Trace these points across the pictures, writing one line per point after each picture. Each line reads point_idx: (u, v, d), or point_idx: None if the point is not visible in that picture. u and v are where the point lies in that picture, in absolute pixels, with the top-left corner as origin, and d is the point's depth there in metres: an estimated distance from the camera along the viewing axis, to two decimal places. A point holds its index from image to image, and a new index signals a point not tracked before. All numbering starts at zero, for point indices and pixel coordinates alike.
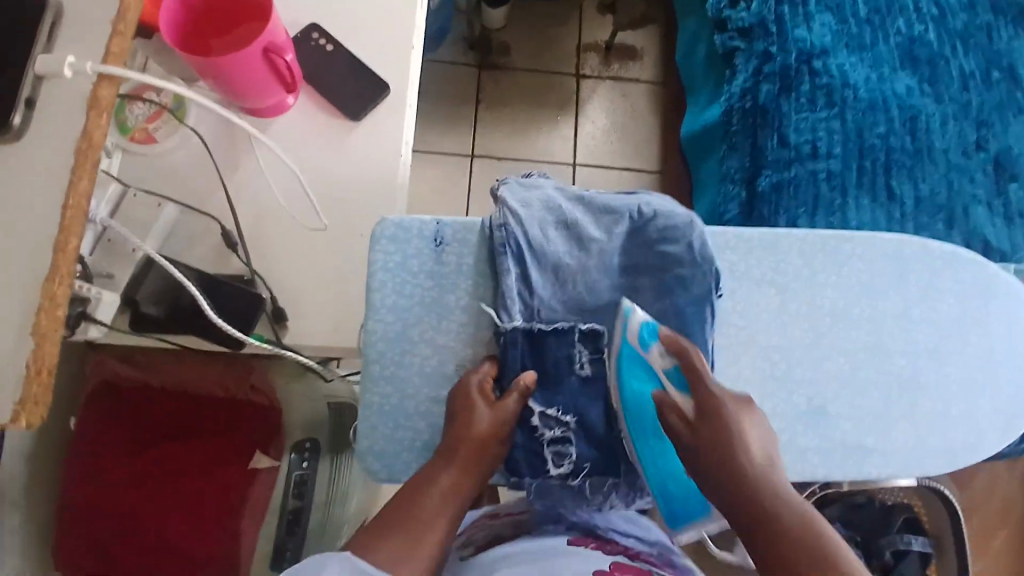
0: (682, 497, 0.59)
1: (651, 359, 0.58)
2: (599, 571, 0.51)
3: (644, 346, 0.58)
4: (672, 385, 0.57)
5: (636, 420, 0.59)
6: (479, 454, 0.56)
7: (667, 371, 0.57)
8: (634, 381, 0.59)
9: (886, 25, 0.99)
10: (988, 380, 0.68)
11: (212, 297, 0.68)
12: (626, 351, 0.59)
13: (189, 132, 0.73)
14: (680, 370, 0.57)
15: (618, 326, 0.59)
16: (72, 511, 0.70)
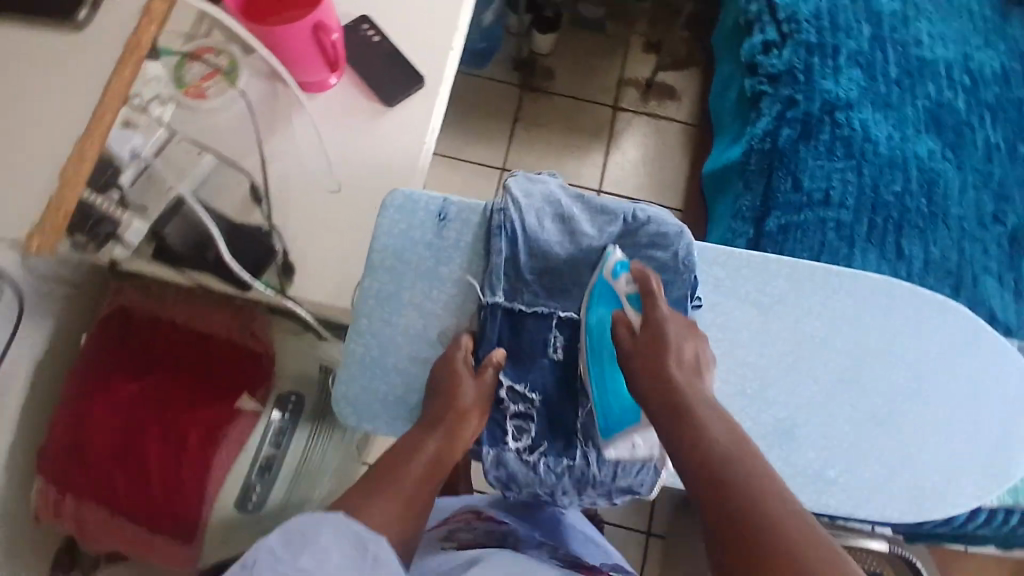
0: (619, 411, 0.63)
1: (617, 288, 0.64)
2: None
3: (615, 276, 0.64)
4: (630, 306, 0.63)
5: (593, 338, 0.64)
6: (450, 419, 0.59)
7: (629, 295, 0.63)
8: (599, 303, 0.64)
9: (915, 89, 1.02)
10: (967, 433, 0.69)
11: (229, 243, 0.76)
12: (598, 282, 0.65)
13: (236, 95, 0.80)
14: (640, 296, 0.62)
15: (596, 264, 0.66)
16: (69, 419, 0.77)
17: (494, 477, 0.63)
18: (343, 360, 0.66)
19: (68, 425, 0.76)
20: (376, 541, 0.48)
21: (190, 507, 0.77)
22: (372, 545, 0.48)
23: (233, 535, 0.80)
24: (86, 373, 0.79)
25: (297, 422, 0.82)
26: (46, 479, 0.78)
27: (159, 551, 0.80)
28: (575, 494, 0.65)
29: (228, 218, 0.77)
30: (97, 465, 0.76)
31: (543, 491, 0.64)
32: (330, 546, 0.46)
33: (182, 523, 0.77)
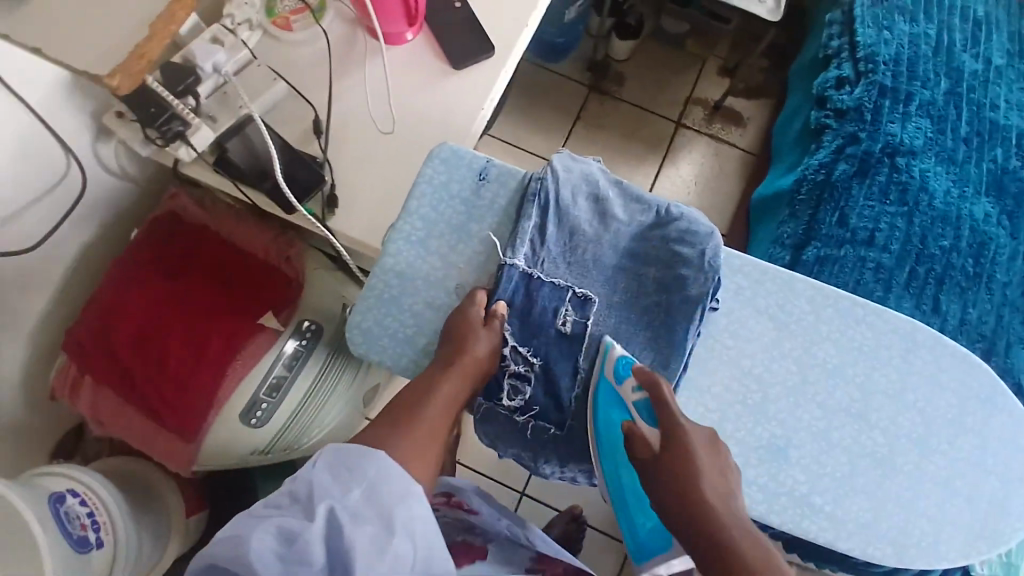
0: (652, 530, 0.66)
1: (623, 393, 0.63)
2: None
3: (619, 381, 0.63)
4: (641, 417, 0.62)
5: (608, 445, 0.64)
6: (451, 361, 0.62)
7: (638, 404, 0.62)
8: (609, 411, 0.64)
9: (982, 150, 0.99)
10: (965, 490, 0.67)
11: (284, 164, 0.79)
12: (600, 388, 0.64)
13: (319, 32, 0.85)
14: (648, 402, 0.62)
15: (598, 362, 0.65)
16: (106, 302, 0.82)
17: (480, 426, 0.68)
18: (363, 292, 0.68)
19: (105, 306, 0.82)
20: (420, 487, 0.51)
21: (198, 407, 0.80)
22: (416, 493, 0.50)
23: (232, 444, 0.84)
24: (132, 264, 0.84)
25: (311, 353, 0.86)
26: (70, 356, 0.82)
27: (157, 447, 0.84)
28: (558, 467, 0.67)
29: (287, 143, 0.80)
30: (123, 350, 0.80)
31: (527, 456, 0.67)
32: (376, 488, 0.50)
33: (186, 422, 0.81)
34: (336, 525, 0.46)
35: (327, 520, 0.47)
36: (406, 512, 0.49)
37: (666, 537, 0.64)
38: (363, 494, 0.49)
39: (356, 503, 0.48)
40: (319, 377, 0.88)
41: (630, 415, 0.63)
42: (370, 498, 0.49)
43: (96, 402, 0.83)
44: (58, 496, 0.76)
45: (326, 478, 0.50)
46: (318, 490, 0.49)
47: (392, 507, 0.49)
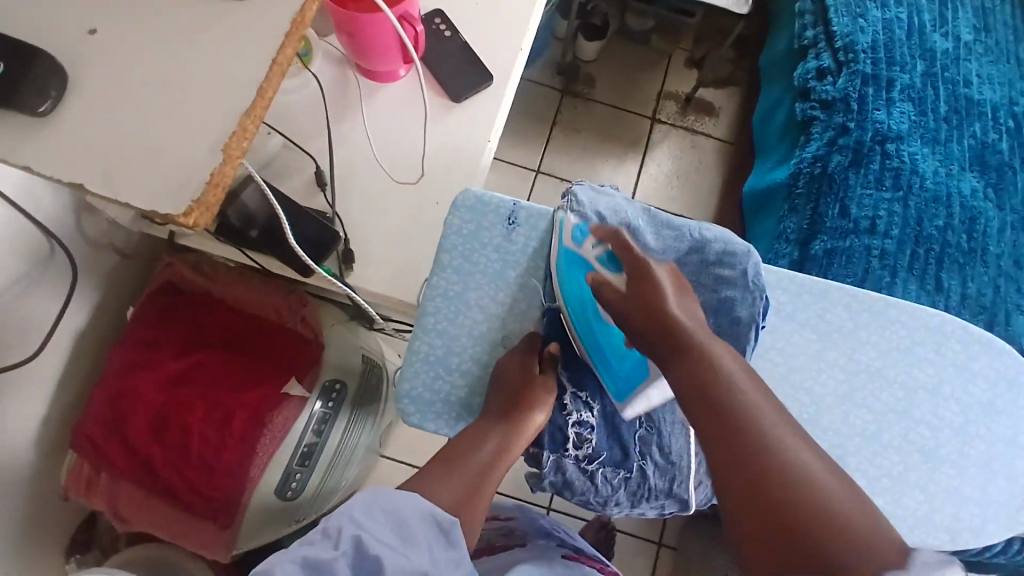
0: (632, 366, 0.63)
1: (584, 253, 0.65)
2: None
3: (578, 243, 0.65)
4: (602, 267, 0.62)
5: (578, 310, 0.65)
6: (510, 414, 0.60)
7: (599, 258, 0.63)
8: (573, 278, 0.65)
9: (961, 127, 1.03)
10: (1006, 470, 0.70)
11: (293, 223, 0.73)
12: (565, 251, 0.66)
13: (309, 78, 0.81)
14: (609, 254, 0.62)
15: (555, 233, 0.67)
16: (113, 392, 0.77)
17: (551, 482, 0.66)
18: (406, 355, 0.67)
19: (112, 399, 0.76)
20: (451, 524, 0.48)
21: (230, 493, 0.77)
22: (450, 533, 0.48)
23: (269, 521, 0.80)
24: (133, 349, 0.79)
25: (338, 413, 0.81)
26: (82, 454, 0.77)
27: (190, 538, 0.80)
28: (628, 506, 0.68)
29: (291, 198, 0.75)
30: (139, 443, 0.75)
31: (596, 500, 0.67)
32: (409, 527, 0.47)
33: (220, 508, 0.78)
34: (368, 555, 0.44)
35: (357, 553, 0.44)
36: (435, 551, 0.47)
37: (643, 362, 0.62)
38: (394, 533, 0.46)
39: (388, 538, 0.45)
40: (346, 435, 0.83)
41: (591, 268, 0.64)
42: (404, 535, 0.46)
43: (119, 499, 0.78)
44: None
45: (359, 509, 0.46)
46: (350, 521, 0.46)
47: (427, 543, 0.47)
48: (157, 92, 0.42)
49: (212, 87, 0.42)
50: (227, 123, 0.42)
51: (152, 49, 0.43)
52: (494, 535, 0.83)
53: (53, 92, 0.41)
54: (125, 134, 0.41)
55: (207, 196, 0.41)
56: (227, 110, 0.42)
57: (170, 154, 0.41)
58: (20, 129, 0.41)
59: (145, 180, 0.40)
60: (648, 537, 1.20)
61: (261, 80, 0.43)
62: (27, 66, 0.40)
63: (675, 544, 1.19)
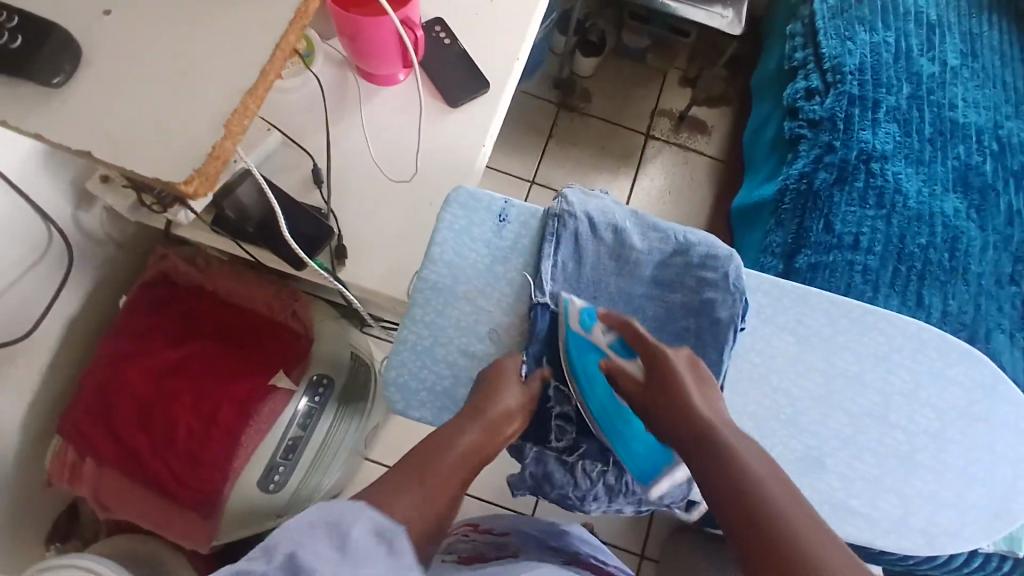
0: (649, 453, 0.65)
1: (594, 340, 0.65)
2: None
3: (586, 328, 0.65)
4: (616, 354, 0.65)
5: (593, 396, 0.65)
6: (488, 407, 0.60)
7: (611, 345, 0.65)
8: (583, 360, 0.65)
9: (945, 149, 1.06)
10: (981, 478, 0.72)
11: (288, 219, 0.75)
12: (573, 338, 0.65)
13: (310, 78, 0.82)
14: (622, 341, 0.65)
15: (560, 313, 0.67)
16: (102, 379, 0.77)
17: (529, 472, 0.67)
18: (394, 346, 0.68)
19: (101, 386, 0.77)
20: (399, 537, 0.41)
21: (214, 482, 0.77)
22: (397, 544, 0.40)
23: (251, 514, 0.81)
24: (124, 335, 0.80)
25: (324, 408, 0.82)
26: (67, 440, 0.77)
27: (173, 527, 0.80)
28: (606, 501, 0.69)
29: (288, 194, 0.77)
30: (126, 429, 0.76)
31: (575, 494, 0.68)
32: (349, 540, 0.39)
33: (204, 497, 0.78)
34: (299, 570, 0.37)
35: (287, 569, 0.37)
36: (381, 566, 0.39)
37: (662, 447, 0.65)
38: (338, 548, 0.39)
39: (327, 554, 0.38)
40: (331, 430, 0.84)
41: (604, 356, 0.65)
42: (343, 548, 0.39)
43: (102, 485, 0.78)
44: None
45: (299, 524, 0.39)
46: (285, 538, 0.38)
47: (370, 557, 0.39)
48: (165, 72, 0.44)
49: (219, 70, 0.44)
50: (227, 102, 0.44)
51: (161, 31, 0.45)
52: (486, 543, 0.75)
53: (67, 65, 0.43)
54: (133, 110, 0.43)
55: (208, 167, 0.43)
56: (229, 89, 0.44)
57: (176, 128, 0.43)
58: (32, 101, 0.43)
59: (147, 152, 0.42)
60: (630, 546, 1.20)
61: (262, 63, 0.45)
62: (44, 39, 0.42)
63: (657, 555, 1.19)
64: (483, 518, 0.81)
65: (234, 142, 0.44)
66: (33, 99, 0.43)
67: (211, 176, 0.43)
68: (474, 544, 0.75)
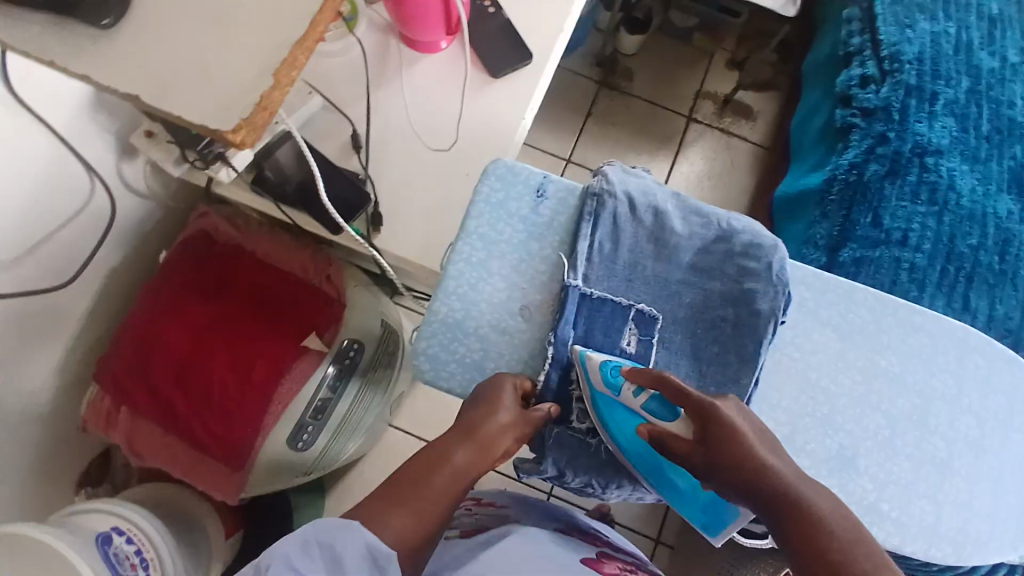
0: (704, 501, 0.63)
1: (625, 400, 0.62)
2: (592, 557, 0.66)
3: (614, 389, 0.62)
4: (655, 414, 0.61)
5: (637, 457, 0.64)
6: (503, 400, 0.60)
7: (647, 404, 0.61)
8: (618, 417, 0.63)
9: (1003, 147, 1.01)
10: (1018, 488, 0.70)
11: (327, 181, 0.76)
12: (600, 399, 0.63)
13: (353, 42, 0.82)
14: (659, 399, 0.61)
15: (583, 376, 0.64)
16: (141, 330, 0.79)
17: (553, 452, 0.67)
18: (426, 317, 0.68)
19: (139, 337, 0.79)
20: (388, 560, 0.45)
21: (244, 438, 0.79)
22: (385, 564, 0.44)
23: (279, 470, 0.83)
24: (163, 289, 0.81)
25: (352, 374, 0.83)
26: (104, 389, 0.80)
27: (202, 478, 0.82)
28: (628, 488, 0.69)
29: (328, 158, 0.78)
30: (161, 381, 0.78)
31: (599, 480, 0.68)
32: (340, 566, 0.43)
33: (232, 453, 0.80)
34: None
35: None
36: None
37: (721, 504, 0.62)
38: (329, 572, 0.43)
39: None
40: (359, 396, 0.85)
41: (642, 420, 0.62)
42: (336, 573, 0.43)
43: (135, 434, 0.81)
44: (105, 537, 0.72)
45: (293, 545, 0.43)
46: (279, 558, 0.42)
47: None
48: (214, 24, 0.44)
49: (265, 22, 0.44)
50: (276, 51, 0.43)
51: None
52: (490, 516, 0.74)
53: (116, 7, 0.43)
54: (181, 60, 0.43)
55: (256, 117, 0.43)
56: (274, 39, 0.43)
57: (221, 81, 0.43)
58: (83, 45, 0.43)
59: (194, 98, 0.43)
60: (645, 531, 1.20)
61: (311, 13, 0.44)
62: None
63: (673, 542, 1.19)
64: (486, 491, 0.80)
65: (282, 93, 0.44)
66: (83, 40, 0.43)
67: (258, 126, 0.44)
68: (478, 519, 0.74)
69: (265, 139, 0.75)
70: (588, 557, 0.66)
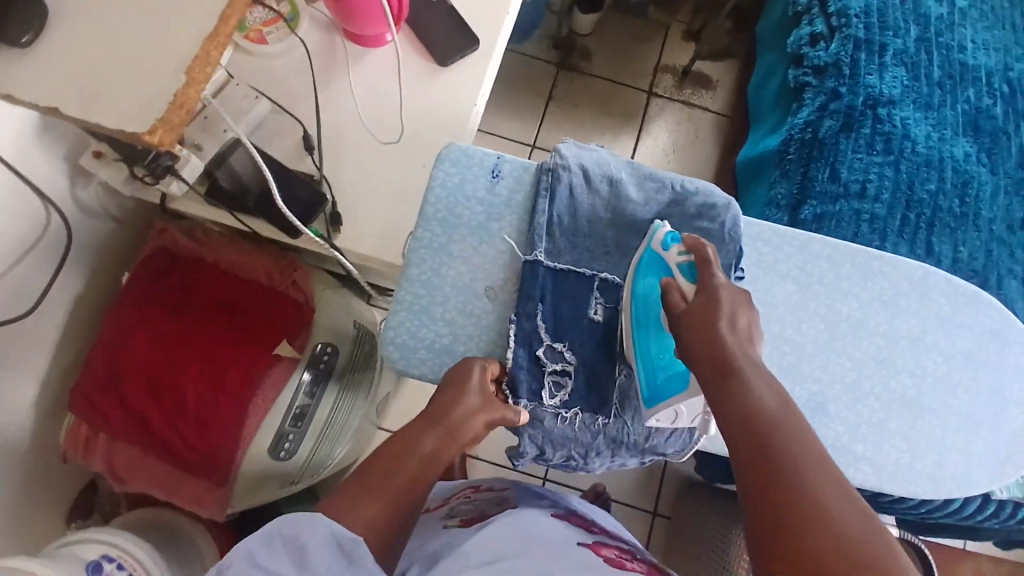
0: (669, 376, 0.63)
1: (667, 258, 0.63)
2: (585, 542, 0.62)
3: (665, 247, 0.63)
4: (681, 276, 0.60)
5: (638, 309, 0.64)
6: None
7: (680, 265, 0.61)
8: (649, 274, 0.64)
9: (955, 92, 1.02)
10: (989, 423, 0.71)
11: (282, 186, 0.75)
12: (649, 252, 0.65)
13: (297, 42, 0.81)
14: (693, 266, 0.60)
15: (648, 237, 0.66)
16: (108, 352, 0.79)
17: (526, 433, 0.65)
18: (392, 307, 0.69)
19: (108, 358, 0.78)
20: (354, 546, 0.45)
21: (222, 448, 0.79)
22: (354, 551, 0.45)
23: (265, 479, 0.83)
24: (127, 308, 0.81)
25: (329, 378, 0.83)
26: (78, 414, 0.79)
27: (187, 493, 0.82)
28: (609, 455, 0.69)
29: (281, 163, 0.77)
30: (134, 400, 0.78)
31: (578, 451, 0.67)
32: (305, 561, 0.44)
33: (213, 464, 0.79)
34: None
35: None
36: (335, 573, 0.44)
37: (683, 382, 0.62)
38: (294, 559, 0.44)
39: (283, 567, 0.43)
40: (338, 399, 0.85)
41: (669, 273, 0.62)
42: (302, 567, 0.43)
43: (116, 455, 0.81)
44: (94, 566, 0.73)
45: (256, 540, 0.44)
46: (242, 553, 0.43)
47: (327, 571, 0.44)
48: (131, 32, 0.44)
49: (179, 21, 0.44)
50: (190, 48, 0.44)
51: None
52: (487, 502, 0.75)
53: (35, 24, 0.43)
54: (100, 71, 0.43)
55: (172, 116, 0.43)
56: (190, 35, 0.44)
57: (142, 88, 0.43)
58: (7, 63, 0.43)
59: (114, 102, 0.43)
60: (642, 506, 1.21)
61: (224, 5, 0.44)
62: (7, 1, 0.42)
63: (669, 511, 1.21)
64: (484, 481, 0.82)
65: (199, 91, 0.45)
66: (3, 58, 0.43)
67: (175, 126, 0.44)
68: (475, 506, 0.74)
69: (215, 148, 0.74)
70: (580, 541, 0.61)
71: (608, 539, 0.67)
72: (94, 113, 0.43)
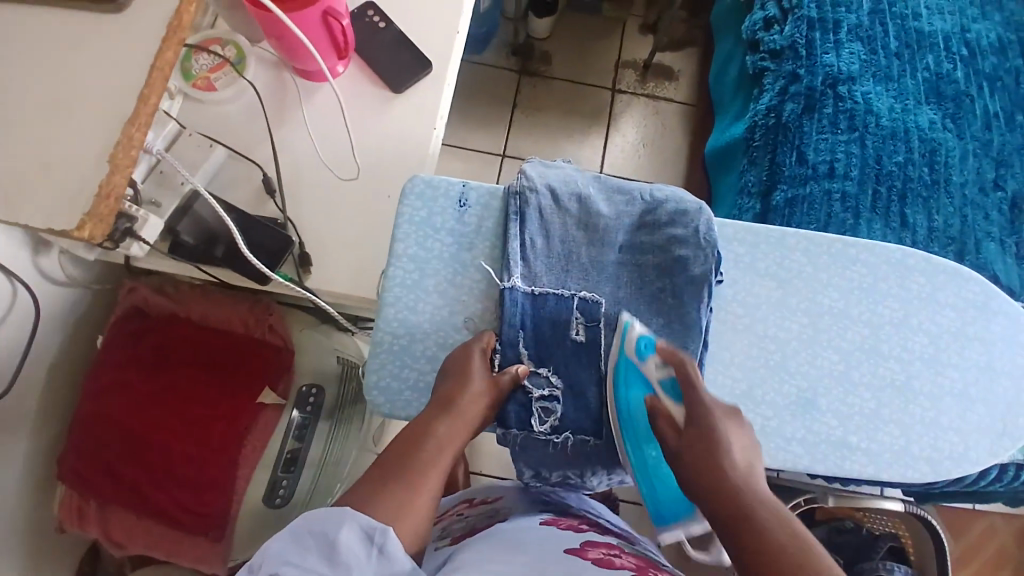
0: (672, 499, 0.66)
1: (646, 370, 0.65)
2: (572, 546, 0.60)
3: (642, 356, 0.65)
4: (665, 393, 0.64)
5: (628, 430, 0.65)
6: (450, 403, 0.58)
7: (661, 382, 0.64)
8: (629, 387, 0.65)
9: (914, 60, 1.03)
10: (982, 396, 0.71)
11: (246, 232, 0.74)
12: (621, 360, 0.65)
13: (245, 86, 0.80)
14: (674, 381, 0.63)
15: (617, 338, 0.65)
16: (90, 421, 0.77)
17: (521, 458, 0.68)
18: (370, 349, 0.68)
19: (91, 427, 0.77)
20: (381, 532, 0.45)
21: (216, 507, 0.77)
22: (382, 539, 0.44)
23: (264, 531, 0.81)
24: (105, 373, 0.79)
25: (317, 418, 0.82)
26: (68, 486, 0.78)
27: (186, 554, 0.81)
28: (605, 473, 0.69)
29: (244, 211, 0.75)
30: (122, 467, 0.76)
31: (574, 472, 0.68)
32: (335, 552, 0.43)
33: (208, 524, 0.78)
34: None
35: None
36: (369, 568, 0.43)
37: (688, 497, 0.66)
38: (323, 552, 0.43)
39: (315, 564, 0.43)
40: (330, 436, 0.85)
41: (652, 391, 0.65)
42: (331, 557, 0.43)
43: (110, 524, 0.80)
44: None
45: (286, 540, 0.44)
46: (273, 554, 0.43)
47: (355, 562, 0.43)
48: None
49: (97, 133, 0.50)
50: (114, 131, 0.50)
51: (43, 75, 0.51)
52: (480, 517, 0.75)
53: None
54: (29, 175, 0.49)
55: (98, 208, 0.49)
56: (111, 120, 0.50)
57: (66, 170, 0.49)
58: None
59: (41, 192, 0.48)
60: None
61: (141, 87, 0.51)
62: None
63: None
64: (477, 491, 0.81)
65: (123, 177, 0.50)
66: None
67: (104, 216, 0.50)
68: (467, 522, 0.74)
69: (174, 203, 0.72)
70: (568, 547, 0.59)
71: (601, 539, 0.65)
72: (30, 206, 0.49)
